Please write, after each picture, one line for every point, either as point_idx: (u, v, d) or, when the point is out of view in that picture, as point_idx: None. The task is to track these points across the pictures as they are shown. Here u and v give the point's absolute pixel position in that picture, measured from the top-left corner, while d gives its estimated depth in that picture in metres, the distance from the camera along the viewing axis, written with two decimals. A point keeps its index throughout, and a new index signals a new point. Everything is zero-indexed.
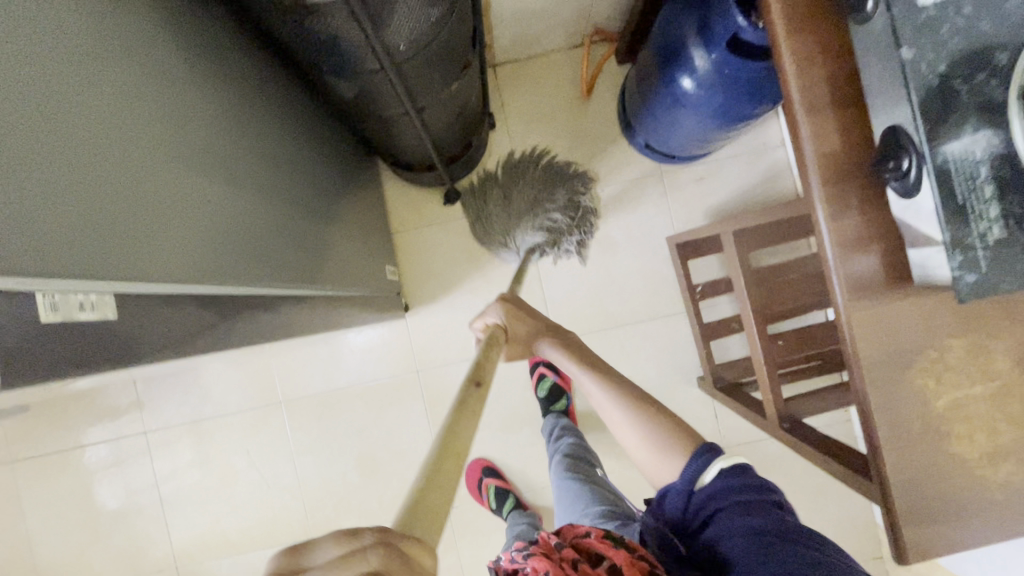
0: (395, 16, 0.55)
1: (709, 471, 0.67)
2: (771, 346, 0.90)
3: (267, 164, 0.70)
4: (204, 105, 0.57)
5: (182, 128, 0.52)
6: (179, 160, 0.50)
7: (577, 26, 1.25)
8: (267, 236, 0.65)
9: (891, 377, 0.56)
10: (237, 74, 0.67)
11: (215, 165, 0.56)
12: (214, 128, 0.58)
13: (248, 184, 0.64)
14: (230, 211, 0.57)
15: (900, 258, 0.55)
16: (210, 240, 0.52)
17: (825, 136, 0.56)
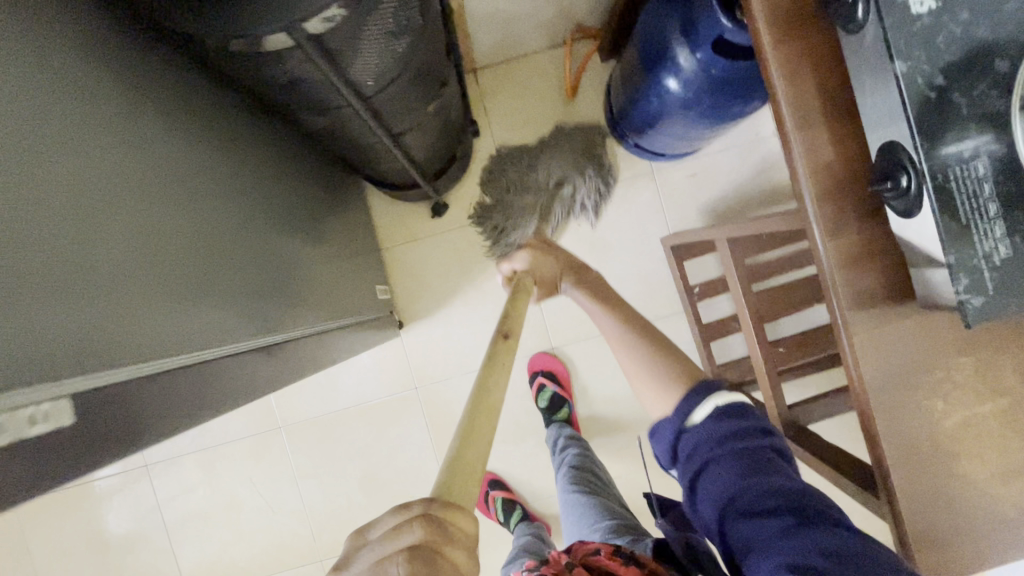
0: (363, 54, 0.53)
1: (699, 411, 0.62)
2: (772, 352, 0.89)
3: (241, 213, 0.68)
4: (165, 167, 0.54)
5: (140, 201, 0.49)
6: (137, 238, 0.47)
7: (558, 26, 1.21)
8: (246, 289, 0.62)
9: (899, 399, 0.54)
10: (205, 117, 0.64)
11: (181, 231, 0.53)
12: (178, 190, 0.55)
13: (223, 234, 0.61)
14: (201, 275, 0.55)
15: (901, 275, 0.53)
16: (183, 314, 0.50)
17: (818, 152, 0.54)
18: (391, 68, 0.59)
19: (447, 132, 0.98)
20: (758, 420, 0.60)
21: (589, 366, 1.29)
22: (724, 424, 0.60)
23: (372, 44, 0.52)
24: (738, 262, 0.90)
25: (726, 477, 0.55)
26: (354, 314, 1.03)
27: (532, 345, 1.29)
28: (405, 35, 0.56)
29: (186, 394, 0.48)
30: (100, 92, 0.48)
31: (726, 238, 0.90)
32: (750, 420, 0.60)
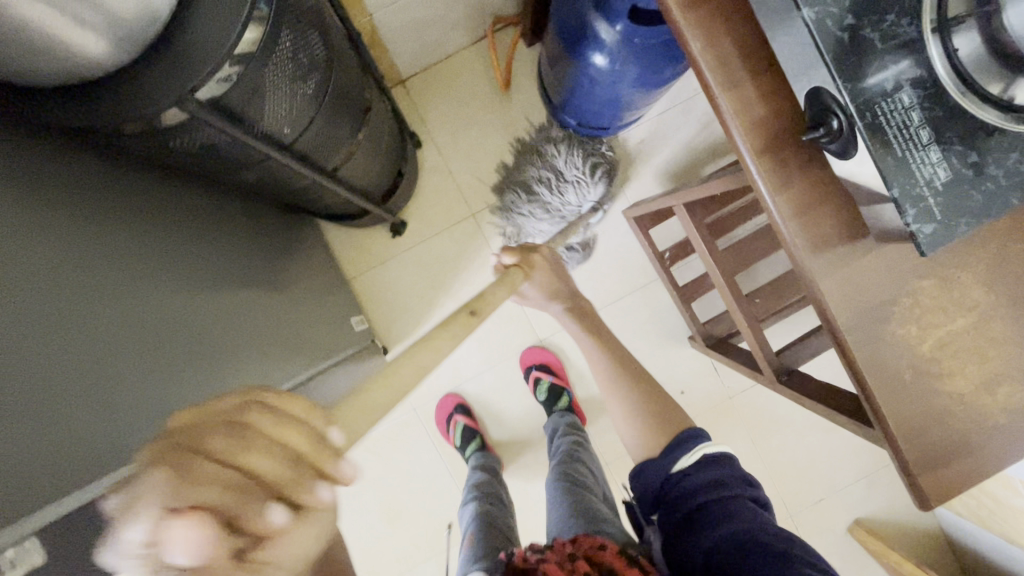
0: (266, 104, 0.52)
1: (693, 454, 0.72)
2: (749, 304, 0.90)
3: (196, 286, 0.66)
4: (101, 256, 0.53)
5: (82, 300, 0.48)
6: (83, 342, 0.46)
7: (476, 20, 1.18)
8: (210, 365, 0.61)
9: (876, 335, 0.54)
10: (131, 196, 0.62)
11: (134, 320, 0.53)
12: (121, 276, 0.54)
13: (179, 309, 0.60)
14: (160, 363, 0.54)
15: (853, 214, 0.54)
16: (138, 409, 0.49)
17: (747, 109, 0.53)
18: (307, 111, 0.60)
19: (386, 154, 0.96)
20: (741, 469, 0.71)
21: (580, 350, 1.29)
22: (713, 467, 0.70)
23: (277, 92, 0.53)
24: (699, 225, 0.90)
25: (716, 511, 0.65)
26: (337, 352, 1.01)
27: (520, 342, 1.29)
28: (310, 76, 0.57)
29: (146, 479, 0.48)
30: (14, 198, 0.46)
31: (682, 204, 0.89)
32: (731, 468, 0.71)
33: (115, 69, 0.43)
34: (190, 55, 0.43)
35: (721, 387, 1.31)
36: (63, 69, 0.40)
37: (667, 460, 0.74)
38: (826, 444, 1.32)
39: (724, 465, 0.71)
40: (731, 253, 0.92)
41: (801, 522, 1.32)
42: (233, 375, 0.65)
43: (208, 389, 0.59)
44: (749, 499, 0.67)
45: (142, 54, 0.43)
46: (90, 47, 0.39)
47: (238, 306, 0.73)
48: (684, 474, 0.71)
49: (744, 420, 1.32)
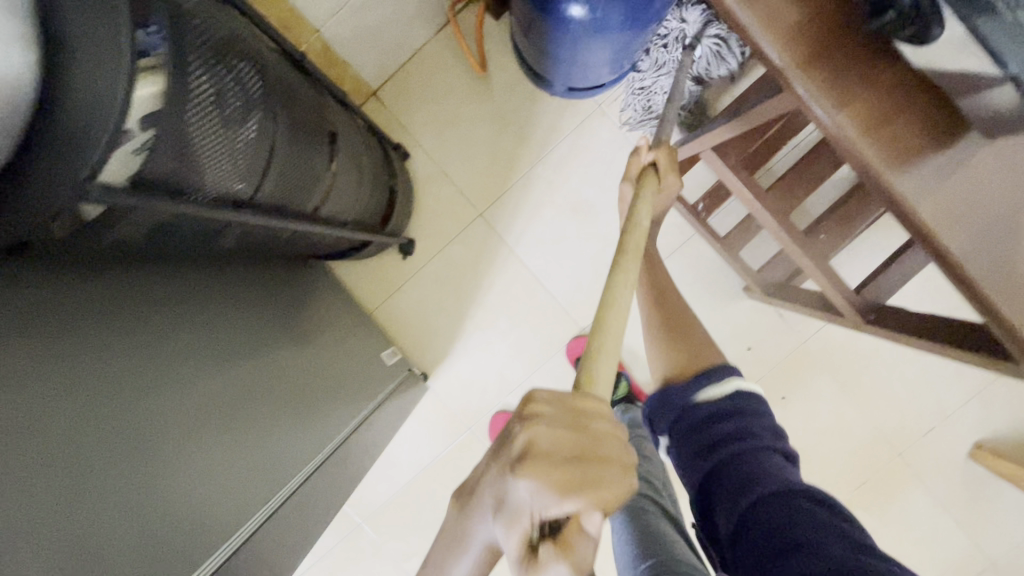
0: (204, 163, 0.45)
1: (711, 395, 0.60)
2: (811, 242, 0.77)
3: (175, 392, 0.61)
4: (53, 402, 0.49)
5: (21, 478, 0.44)
6: (13, 525, 0.43)
7: (434, 7, 1.08)
8: (188, 480, 0.59)
9: (1000, 256, 0.42)
10: (79, 306, 0.54)
11: (86, 460, 0.50)
12: (71, 417, 0.50)
13: (151, 418, 0.57)
14: (118, 509, 0.51)
15: (941, 111, 0.42)
16: (102, 558, 0.49)
17: (775, 14, 0.42)
18: (257, 157, 0.51)
19: (372, 182, 0.89)
20: (764, 408, 0.58)
21: (630, 332, 1.19)
22: (734, 414, 0.57)
23: (210, 147, 0.45)
24: (733, 167, 0.77)
25: (735, 460, 0.54)
26: (360, 410, 0.96)
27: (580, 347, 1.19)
28: (249, 119, 0.49)
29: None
30: None
31: (710, 148, 0.77)
32: (752, 409, 0.58)
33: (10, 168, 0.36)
34: (79, 139, 0.36)
35: (791, 333, 1.19)
36: None
37: (680, 400, 0.61)
38: (921, 369, 1.18)
39: (751, 410, 0.58)
40: (778, 188, 0.80)
41: (912, 460, 1.20)
42: (212, 486, 0.62)
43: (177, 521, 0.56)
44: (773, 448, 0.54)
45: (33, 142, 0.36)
46: None
47: (230, 392, 0.69)
48: (703, 417, 0.59)
49: (826, 364, 1.19)
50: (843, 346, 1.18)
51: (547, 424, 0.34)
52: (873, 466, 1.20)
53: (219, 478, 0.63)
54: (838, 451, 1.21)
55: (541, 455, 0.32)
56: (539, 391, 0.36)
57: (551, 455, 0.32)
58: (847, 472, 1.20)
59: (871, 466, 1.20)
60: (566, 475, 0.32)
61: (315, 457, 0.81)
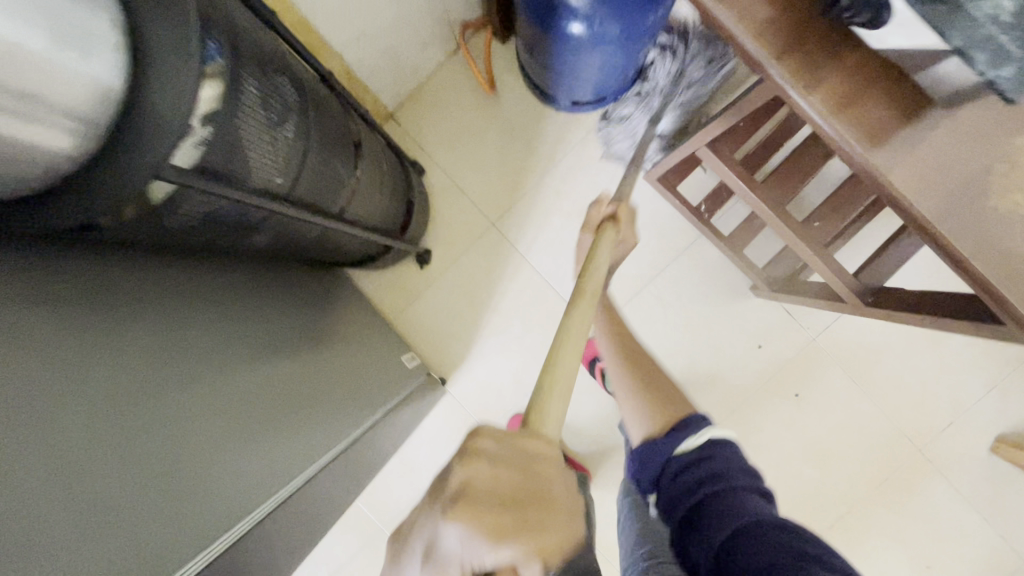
0: (253, 159, 0.49)
1: (690, 442, 0.64)
2: (809, 230, 0.81)
3: (212, 377, 0.64)
4: (109, 375, 0.51)
5: (84, 440, 0.46)
6: (82, 478, 0.45)
7: (445, 34, 1.17)
8: (229, 454, 0.61)
9: (971, 215, 0.46)
10: (128, 296, 0.57)
11: (142, 427, 0.52)
12: (128, 390, 0.52)
13: (193, 396, 0.60)
14: (172, 474, 0.53)
15: (905, 87, 0.46)
16: (162, 514, 0.51)
17: (749, 10, 0.47)
18: (293, 156, 0.56)
19: (391, 190, 0.95)
20: (738, 454, 0.62)
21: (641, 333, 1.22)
22: (711, 460, 0.61)
23: (258, 143, 0.49)
24: (729, 162, 0.81)
25: (712, 501, 0.57)
26: (382, 405, 1.00)
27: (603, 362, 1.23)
28: (285, 122, 0.54)
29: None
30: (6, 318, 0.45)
31: (706, 145, 0.80)
32: (727, 453, 0.62)
33: (79, 157, 0.39)
34: (154, 128, 0.39)
35: (800, 330, 1.21)
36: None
37: (662, 451, 0.66)
38: (935, 362, 1.19)
39: (727, 455, 0.62)
40: (773, 182, 0.84)
41: (932, 455, 1.19)
42: (253, 460, 0.64)
43: (226, 491, 0.59)
44: (748, 488, 0.58)
45: (109, 130, 0.39)
46: (56, 145, 0.37)
47: (263, 381, 0.73)
48: (682, 465, 0.63)
49: (838, 360, 1.20)
50: (854, 341, 1.20)
51: (488, 464, 0.36)
52: (892, 462, 1.19)
53: (260, 451, 0.66)
54: (856, 448, 1.20)
55: (475, 500, 0.34)
56: (487, 428, 0.39)
57: (484, 498, 0.35)
58: (867, 469, 1.20)
59: (891, 463, 1.19)
60: (502, 516, 0.34)
61: (341, 440, 0.85)
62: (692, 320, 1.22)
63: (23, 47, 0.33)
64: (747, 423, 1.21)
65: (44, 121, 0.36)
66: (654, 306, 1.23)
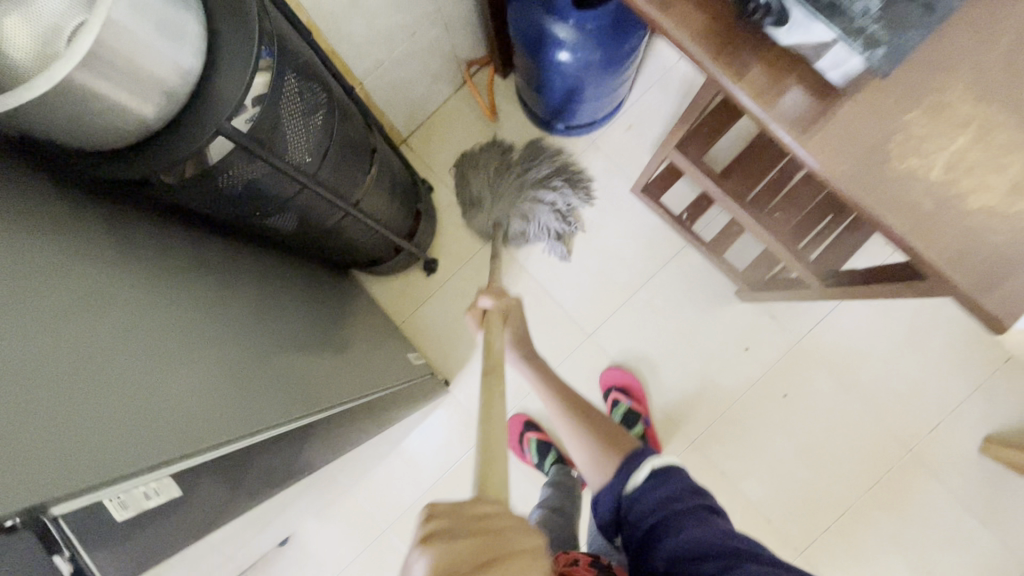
0: (289, 138, 0.61)
1: (640, 475, 0.65)
2: (773, 223, 0.91)
3: (263, 318, 0.73)
4: (192, 289, 0.61)
5: (182, 319, 0.55)
6: (190, 342, 0.54)
7: (453, 70, 1.33)
8: (290, 369, 0.70)
9: (877, 176, 0.55)
10: (194, 247, 0.68)
11: (220, 328, 0.61)
12: (207, 302, 0.62)
13: (252, 324, 0.69)
14: (251, 363, 0.61)
15: (816, 76, 0.57)
16: (254, 384, 0.58)
17: (687, 18, 0.59)
18: (321, 142, 0.68)
19: (402, 196, 1.07)
20: (681, 477, 0.64)
21: (633, 336, 1.30)
22: (664, 485, 0.63)
23: (292, 124, 0.61)
24: (696, 162, 0.93)
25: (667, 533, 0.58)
26: (401, 380, 1.07)
27: (599, 365, 1.30)
28: (317, 113, 0.66)
29: (274, 464, 0.55)
30: (115, 238, 0.55)
31: (675, 148, 0.93)
32: (672, 478, 0.64)
33: (158, 121, 0.51)
34: (218, 100, 0.51)
35: (785, 333, 1.27)
36: (95, 139, 0.49)
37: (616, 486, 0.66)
38: (918, 363, 1.23)
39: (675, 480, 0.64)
40: (739, 182, 0.94)
41: (924, 455, 1.21)
42: (310, 378, 0.72)
43: (299, 390, 0.66)
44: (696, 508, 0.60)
45: (183, 104, 0.51)
46: (142, 112, 0.49)
47: (300, 334, 0.82)
48: (635, 499, 0.63)
49: (824, 362, 1.26)
50: (837, 344, 1.25)
51: (445, 541, 0.34)
52: (885, 462, 1.22)
53: (315, 376, 0.74)
54: (848, 448, 1.23)
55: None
56: (438, 505, 0.37)
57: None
58: (861, 469, 1.22)
59: (884, 462, 1.22)
60: None
61: (375, 391, 0.92)
62: (682, 324, 1.30)
63: (136, 34, 0.43)
64: (739, 423, 1.26)
65: (143, 96, 0.47)
66: (645, 311, 1.31)
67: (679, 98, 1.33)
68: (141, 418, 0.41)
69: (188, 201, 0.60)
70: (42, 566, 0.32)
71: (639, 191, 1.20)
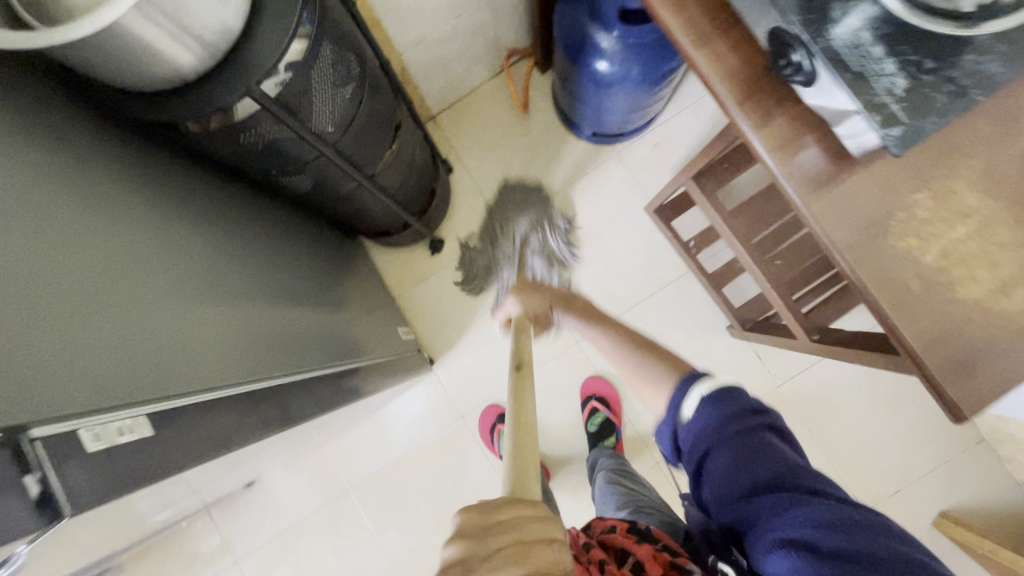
0: (315, 106, 0.63)
1: (687, 408, 0.61)
2: (773, 271, 0.93)
3: (267, 268, 0.76)
4: (202, 234, 0.63)
5: (185, 263, 0.58)
6: (187, 287, 0.56)
7: (494, 56, 1.33)
8: (287, 320, 0.73)
9: (872, 250, 0.56)
10: (213, 192, 0.70)
11: (222, 274, 0.63)
12: (214, 248, 0.64)
13: (256, 274, 0.71)
14: (246, 314, 0.64)
15: (833, 140, 0.58)
16: (244, 336, 0.61)
17: (721, 61, 0.59)
18: (346, 115, 0.70)
19: (418, 175, 1.09)
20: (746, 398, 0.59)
21: None
22: (720, 413, 0.58)
23: (322, 95, 0.63)
24: (709, 196, 0.95)
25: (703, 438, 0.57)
26: (390, 352, 1.10)
27: (580, 371, 1.31)
28: (347, 84, 0.67)
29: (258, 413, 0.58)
30: (135, 174, 0.57)
31: (691, 178, 0.95)
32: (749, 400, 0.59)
33: (193, 72, 0.52)
34: (254, 61, 0.53)
35: (768, 375, 1.28)
36: (126, 79, 0.51)
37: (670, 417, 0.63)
38: (891, 428, 1.25)
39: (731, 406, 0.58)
40: (747, 224, 0.96)
41: None
42: (300, 334, 0.75)
43: (286, 347, 0.69)
44: (759, 430, 0.56)
45: (220, 62, 0.53)
46: (180, 62, 0.50)
47: (301, 289, 0.85)
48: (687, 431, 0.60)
49: (799, 409, 1.27)
50: (816, 395, 1.27)
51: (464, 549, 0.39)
52: None
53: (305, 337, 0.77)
54: None
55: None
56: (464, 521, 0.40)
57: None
58: None
59: None
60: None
61: (364, 358, 0.95)
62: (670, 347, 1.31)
63: None
64: None
65: (183, 47, 0.49)
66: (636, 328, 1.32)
67: (710, 126, 1.33)
68: (125, 358, 0.44)
69: (211, 149, 0.62)
70: (15, 486, 0.34)
71: (651, 211, 1.22)
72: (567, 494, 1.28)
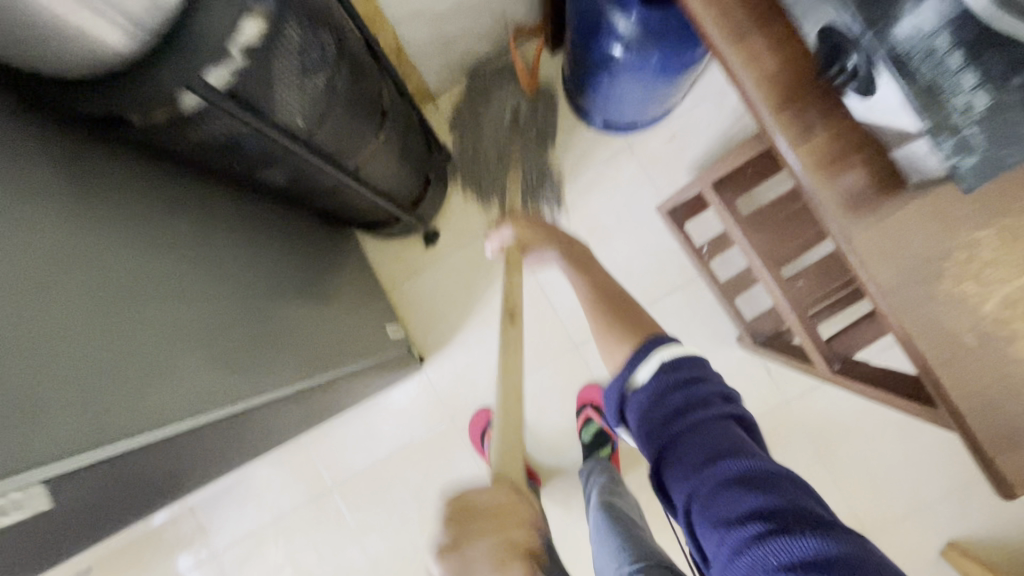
0: (280, 97, 0.54)
1: (643, 373, 0.59)
2: (794, 291, 0.85)
3: (233, 275, 0.70)
4: (143, 249, 0.57)
5: (113, 288, 0.52)
6: (111, 317, 0.50)
7: (501, 33, 1.22)
8: (249, 336, 0.67)
9: (922, 295, 0.48)
10: (165, 194, 0.64)
11: (163, 295, 0.57)
12: (158, 264, 0.59)
13: (216, 284, 0.66)
14: (190, 338, 0.58)
15: (883, 163, 0.49)
16: (180, 368, 0.55)
17: (757, 60, 0.50)
18: (319, 106, 0.61)
19: (411, 165, 1.00)
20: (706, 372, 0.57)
21: None
22: (682, 387, 0.56)
23: (288, 85, 0.54)
24: (729, 204, 0.86)
25: (661, 423, 0.55)
26: (379, 355, 1.03)
27: (578, 377, 1.25)
28: (319, 71, 0.58)
29: None
30: (63, 183, 0.51)
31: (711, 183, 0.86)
32: (711, 378, 0.57)
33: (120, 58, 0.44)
34: (199, 45, 0.45)
35: (776, 390, 1.21)
36: (40, 62, 0.43)
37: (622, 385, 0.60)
38: (902, 453, 1.18)
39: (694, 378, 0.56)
40: (767, 236, 0.87)
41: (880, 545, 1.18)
42: (266, 350, 0.69)
43: (243, 370, 0.62)
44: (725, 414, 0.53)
45: (153, 45, 0.45)
46: (106, 41, 0.42)
47: (275, 292, 0.78)
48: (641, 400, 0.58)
49: (807, 428, 1.20)
50: (826, 414, 1.20)
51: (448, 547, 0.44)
52: None
53: (274, 349, 0.70)
54: None
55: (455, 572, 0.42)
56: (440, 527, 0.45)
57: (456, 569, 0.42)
58: None
59: None
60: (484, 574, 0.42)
61: (347, 365, 0.88)
62: None
63: None
64: None
65: (106, 21, 0.40)
66: None
67: (733, 120, 1.22)
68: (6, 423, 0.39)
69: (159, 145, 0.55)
70: None
71: (663, 211, 1.13)
72: (557, 503, 1.23)
